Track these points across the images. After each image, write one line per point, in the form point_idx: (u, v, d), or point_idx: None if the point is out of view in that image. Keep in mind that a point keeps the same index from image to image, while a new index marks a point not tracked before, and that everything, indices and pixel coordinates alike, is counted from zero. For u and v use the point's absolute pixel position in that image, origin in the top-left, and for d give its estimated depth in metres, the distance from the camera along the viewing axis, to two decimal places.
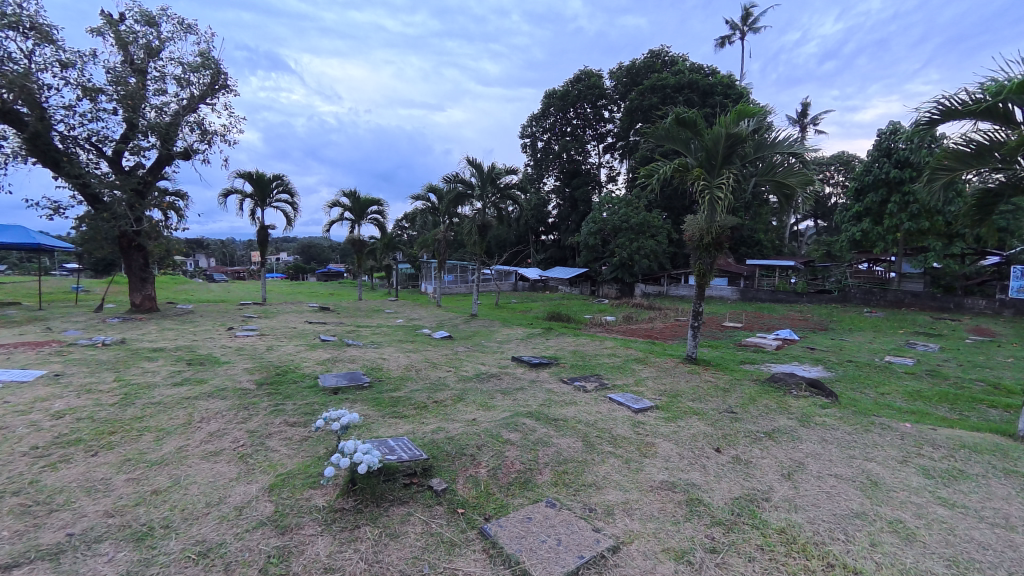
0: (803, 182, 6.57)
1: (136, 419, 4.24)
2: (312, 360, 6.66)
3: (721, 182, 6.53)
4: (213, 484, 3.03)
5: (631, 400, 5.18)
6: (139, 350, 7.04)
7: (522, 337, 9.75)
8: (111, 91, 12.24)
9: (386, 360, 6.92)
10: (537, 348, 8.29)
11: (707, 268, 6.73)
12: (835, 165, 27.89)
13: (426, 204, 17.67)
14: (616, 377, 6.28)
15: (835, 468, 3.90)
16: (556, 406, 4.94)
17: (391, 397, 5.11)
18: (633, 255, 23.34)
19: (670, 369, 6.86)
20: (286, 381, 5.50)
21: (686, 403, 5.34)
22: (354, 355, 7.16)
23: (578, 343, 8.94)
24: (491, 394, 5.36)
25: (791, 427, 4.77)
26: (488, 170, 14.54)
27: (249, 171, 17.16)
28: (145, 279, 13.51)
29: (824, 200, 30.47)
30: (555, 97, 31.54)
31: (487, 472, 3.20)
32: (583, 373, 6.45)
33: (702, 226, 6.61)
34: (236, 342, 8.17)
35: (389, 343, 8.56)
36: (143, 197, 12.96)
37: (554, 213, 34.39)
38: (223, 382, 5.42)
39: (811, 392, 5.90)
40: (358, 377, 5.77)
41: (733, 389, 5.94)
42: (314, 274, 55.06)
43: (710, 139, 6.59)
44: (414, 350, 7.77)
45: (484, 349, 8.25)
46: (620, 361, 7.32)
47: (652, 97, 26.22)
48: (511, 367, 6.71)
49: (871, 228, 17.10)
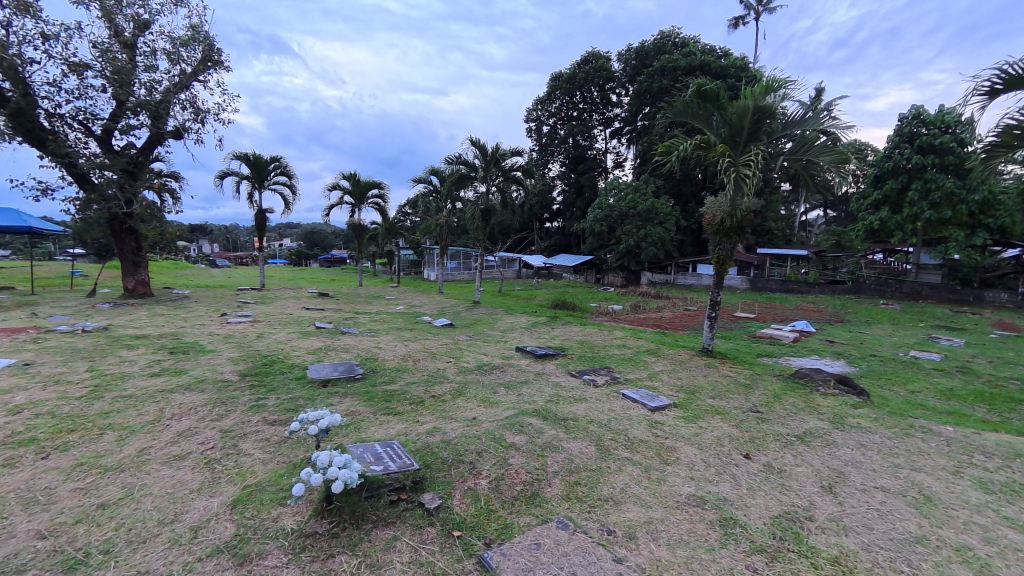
0: (837, 160, 5.95)
1: (102, 415, 3.84)
2: (303, 349, 6.23)
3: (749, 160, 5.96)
4: (170, 496, 2.62)
5: (646, 397, 4.70)
6: (122, 337, 6.63)
7: (526, 326, 9.29)
8: (98, 66, 11.74)
9: (382, 349, 6.48)
10: (542, 338, 7.85)
11: (727, 255, 6.29)
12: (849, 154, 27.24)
13: (427, 188, 17.10)
14: (628, 371, 5.83)
15: (880, 480, 3.45)
16: (564, 403, 4.50)
17: (384, 391, 4.70)
18: (640, 243, 22.82)
19: (684, 362, 6.41)
20: (272, 373, 5.08)
21: (705, 401, 4.89)
22: (348, 343, 6.70)
23: (585, 332, 8.49)
24: (493, 388, 4.94)
25: (823, 430, 4.33)
26: (492, 151, 13.91)
27: (246, 153, 16.62)
28: (138, 263, 13.08)
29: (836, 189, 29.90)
30: (562, 79, 30.67)
31: (488, 484, 2.76)
32: (592, 365, 6.01)
33: (725, 208, 6.08)
34: (226, 329, 7.76)
35: (387, 331, 8.14)
36: (135, 178, 12.53)
37: (559, 199, 33.79)
38: (203, 373, 4.99)
39: (841, 389, 5.42)
40: (352, 369, 5.35)
41: (755, 385, 5.49)
42: (318, 261, 54.83)
43: (735, 112, 6.02)
44: (413, 338, 7.33)
45: (488, 338, 7.87)
46: (631, 352, 6.86)
47: (661, 81, 25.38)
48: (515, 358, 6.24)
49: (890, 217, 16.36)
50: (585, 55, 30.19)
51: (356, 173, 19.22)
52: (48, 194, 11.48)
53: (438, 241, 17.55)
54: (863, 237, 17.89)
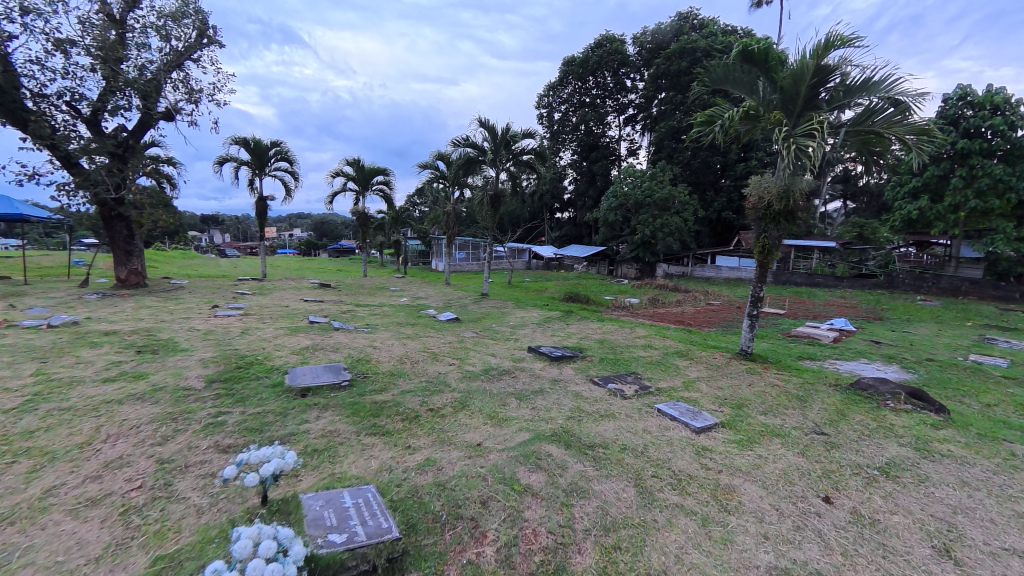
0: (913, 133, 4.95)
1: (23, 434, 3.13)
2: (287, 349, 5.49)
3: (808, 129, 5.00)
4: (56, 569, 1.88)
5: (687, 415, 3.89)
6: (89, 333, 5.94)
7: (539, 322, 8.50)
8: (85, 44, 11.08)
9: (376, 348, 5.72)
10: (557, 336, 7.04)
11: (773, 243, 5.45)
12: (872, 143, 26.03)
13: (434, 174, 16.28)
14: (659, 378, 5.00)
15: (1009, 538, 2.64)
16: (589, 422, 3.71)
17: (373, 403, 3.94)
18: (656, 233, 21.81)
19: (722, 367, 5.58)
20: (245, 379, 4.36)
21: (756, 419, 4.09)
22: (339, 341, 5.94)
23: (604, 330, 7.66)
24: (503, 400, 4.16)
25: (910, 462, 3.51)
26: (502, 133, 13.00)
27: (245, 138, 15.90)
28: (130, 252, 12.45)
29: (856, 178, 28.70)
30: (574, 64, 29.57)
31: (497, 555, 1.99)
32: (616, 371, 5.20)
33: (773, 189, 5.24)
34: (209, 324, 7.07)
35: (386, 327, 7.40)
36: (124, 162, 11.88)
37: (570, 189, 32.82)
38: (165, 378, 4.28)
39: (915, 405, 4.56)
40: (339, 374, 4.59)
41: (812, 399, 4.65)
42: (326, 252, 54.61)
43: (790, 74, 5.12)
44: (412, 335, 6.55)
45: (496, 336, 7.07)
46: (658, 354, 6.02)
47: (680, 62, 23.97)
48: (528, 361, 5.44)
49: (929, 206, 15.11)
50: (599, 38, 29.00)
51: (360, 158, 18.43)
52: (35, 179, 10.89)
53: (446, 230, 16.79)
54: (898, 228, 16.64)
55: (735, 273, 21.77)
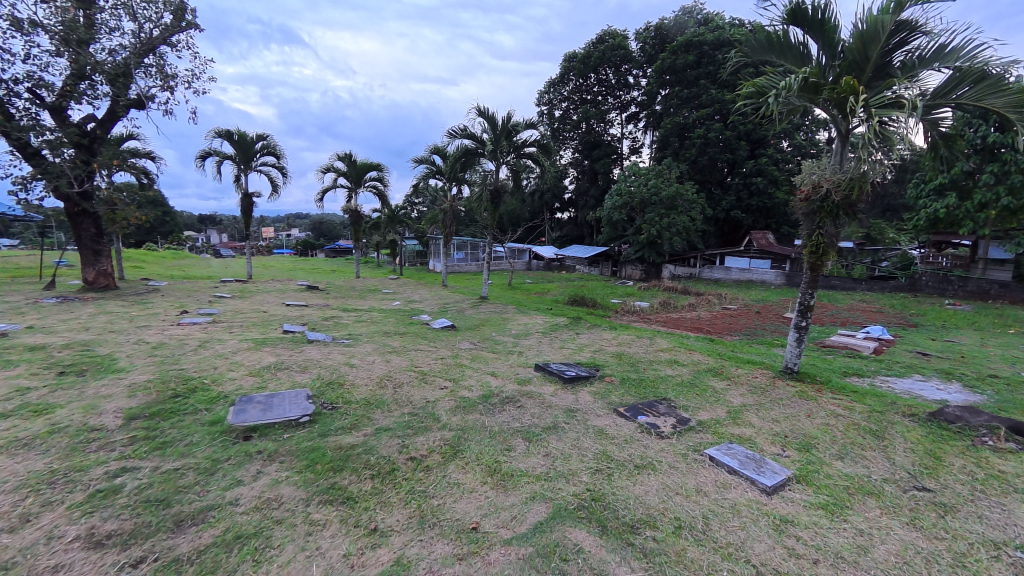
0: (1018, 104, 3.85)
1: None
2: (243, 369, 4.57)
3: (884, 103, 4.03)
4: None
5: (750, 465, 2.98)
6: (11, 348, 5.01)
7: (544, 330, 7.58)
8: (49, 26, 10.16)
9: (353, 366, 4.77)
10: (567, 348, 6.12)
11: (828, 240, 4.57)
12: None
13: (430, 169, 15.35)
14: (697, 407, 4.08)
15: None
16: (623, 479, 2.78)
17: (336, 451, 3.03)
18: (662, 233, 20.90)
19: (767, 390, 4.64)
20: (178, 415, 3.46)
21: (833, 467, 3.17)
22: (309, 358, 5.00)
23: (619, 340, 6.75)
24: (506, 442, 3.23)
25: None
26: (502, 123, 12.02)
27: (229, 131, 14.90)
28: (99, 252, 11.41)
29: None
30: (575, 60, 28.68)
31: None
32: (643, 396, 4.28)
33: (831, 175, 4.37)
34: (164, 336, 6.12)
35: (371, 337, 6.49)
36: (92, 154, 10.92)
37: (570, 188, 31.99)
38: (71, 415, 3.37)
39: (1020, 444, 3.64)
40: (300, 405, 3.68)
41: (889, 436, 3.75)
42: (323, 252, 53.83)
43: (858, 36, 4.16)
44: (399, 349, 5.60)
45: (497, 348, 6.11)
46: (688, 373, 5.10)
47: (686, 56, 22.93)
48: (535, 383, 4.51)
49: (957, 205, 14.15)
50: (601, 34, 28.17)
51: (353, 153, 17.49)
52: None
53: (443, 228, 15.85)
54: (921, 227, 15.80)
55: (745, 274, 20.88)
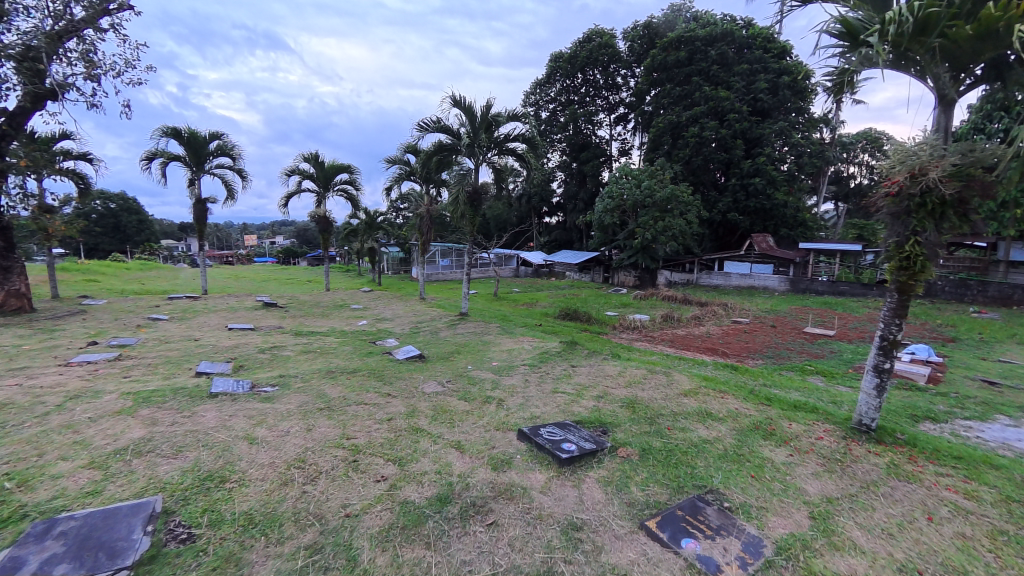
0: None
1: None
2: (84, 457, 3.06)
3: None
4: None
5: None
6: None
7: (532, 362, 6.15)
8: None
9: (254, 444, 3.28)
10: (563, 394, 4.69)
11: (929, 248, 3.25)
12: (864, 143, 25.29)
13: (404, 170, 13.93)
14: (765, 509, 2.70)
15: None
16: None
17: None
18: (658, 237, 19.59)
19: (848, 465, 3.28)
20: None
21: None
22: (196, 429, 3.48)
23: (626, 376, 5.35)
24: None
25: None
26: (481, 114, 10.64)
27: (177, 128, 13.26)
28: (8, 269, 9.76)
29: (846, 180, 27.43)
30: (562, 60, 27.44)
31: None
32: (680, 489, 2.88)
33: (942, 159, 3.06)
34: (27, 386, 4.58)
35: (308, 381, 4.99)
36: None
37: (559, 192, 30.79)
38: None
39: None
40: (127, 536, 2.25)
41: None
42: (306, 260, 51.75)
43: None
44: (335, 404, 4.13)
45: (470, 394, 4.65)
46: (731, 434, 3.70)
47: (677, 53, 21.85)
48: (519, 464, 3.12)
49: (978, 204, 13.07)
50: (588, 33, 27.11)
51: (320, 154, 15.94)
52: None
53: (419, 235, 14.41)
54: None
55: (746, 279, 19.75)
